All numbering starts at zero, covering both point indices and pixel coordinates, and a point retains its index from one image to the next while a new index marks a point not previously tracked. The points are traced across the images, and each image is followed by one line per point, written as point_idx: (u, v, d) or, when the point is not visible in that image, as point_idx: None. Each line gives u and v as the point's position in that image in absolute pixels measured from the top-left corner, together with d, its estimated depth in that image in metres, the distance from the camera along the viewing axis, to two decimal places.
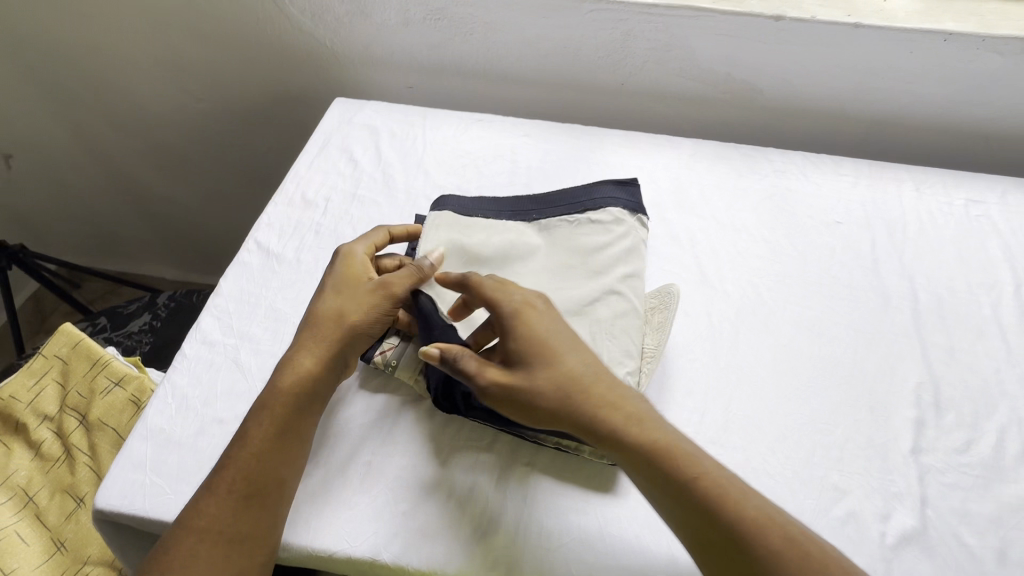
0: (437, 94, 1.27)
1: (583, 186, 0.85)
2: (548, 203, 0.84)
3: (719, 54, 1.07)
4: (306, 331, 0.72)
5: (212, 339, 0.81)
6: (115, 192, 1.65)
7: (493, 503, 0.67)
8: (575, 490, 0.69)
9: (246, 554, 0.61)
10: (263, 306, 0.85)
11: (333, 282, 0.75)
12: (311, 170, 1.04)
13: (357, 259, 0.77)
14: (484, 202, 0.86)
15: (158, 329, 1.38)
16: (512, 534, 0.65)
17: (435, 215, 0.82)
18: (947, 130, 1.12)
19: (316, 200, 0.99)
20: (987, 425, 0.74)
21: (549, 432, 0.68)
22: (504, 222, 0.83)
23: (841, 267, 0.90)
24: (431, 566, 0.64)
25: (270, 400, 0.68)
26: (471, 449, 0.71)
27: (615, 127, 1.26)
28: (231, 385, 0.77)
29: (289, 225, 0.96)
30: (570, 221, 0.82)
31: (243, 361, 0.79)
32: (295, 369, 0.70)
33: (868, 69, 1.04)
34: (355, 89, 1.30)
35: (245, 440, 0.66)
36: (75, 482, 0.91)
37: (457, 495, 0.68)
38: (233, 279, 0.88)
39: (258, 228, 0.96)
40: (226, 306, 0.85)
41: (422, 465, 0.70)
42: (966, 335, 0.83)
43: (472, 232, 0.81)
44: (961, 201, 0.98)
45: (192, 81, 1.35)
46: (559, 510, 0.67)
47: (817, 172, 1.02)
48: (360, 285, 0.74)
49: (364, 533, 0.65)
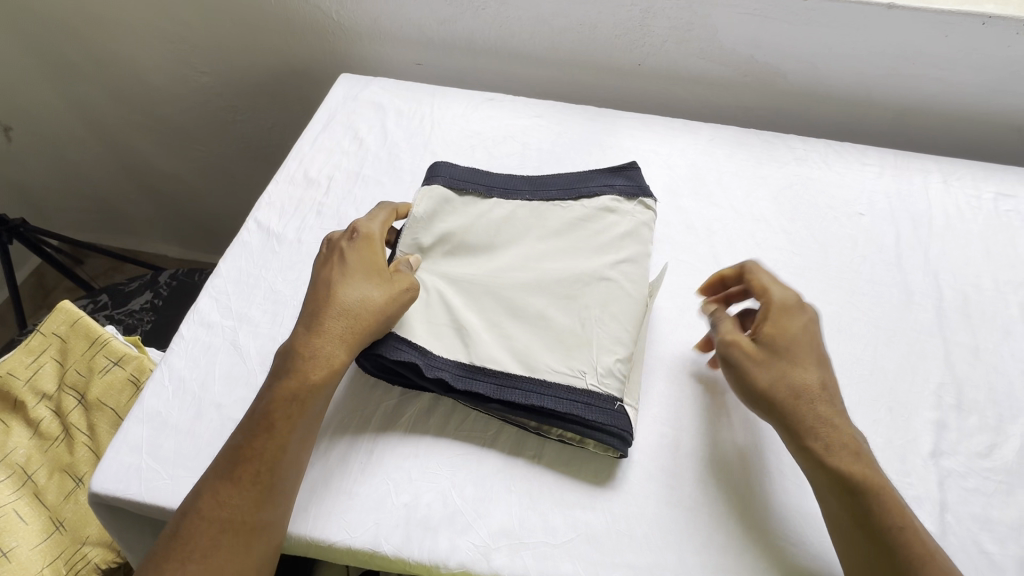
0: (443, 70, 1.21)
1: (580, 172, 0.85)
2: (542, 185, 0.84)
3: (742, 35, 1.02)
4: (333, 320, 0.67)
5: (210, 321, 0.79)
6: (117, 167, 1.62)
7: (498, 497, 0.66)
8: (582, 485, 0.67)
9: (269, 544, 0.60)
10: (263, 289, 0.83)
11: (352, 264, 0.70)
12: (314, 148, 1.01)
13: (378, 243, 0.73)
14: (480, 176, 0.84)
15: (159, 307, 1.36)
16: (516, 528, 0.64)
17: (429, 189, 0.80)
18: (978, 120, 1.07)
19: (318, 180, 0.97)
20: (1011, 429, 0.71)
21: (554, 421, 0.67)
22: (496, 201, 0.82)
23: (863, 261, 0.86)
24: (432, 559, 0.62)
25: (302, 393, 0.64)
26: (475, 440, 0.69)
27: (630, 109, 1.21)
28: (229, 369, 0.75)
29: (291, 206, 0.93)
30: (563, 207, 0.81)
31: (241, 343, 0.78)
32: (322, 360, 0.65)
33: (899, 53, 0.99)
34: (362, 65, 1.26)
35: (266, 427, 0.62)
36: (74, 462, 0.90)
37: (461, 487, 0.66)
38: (232, 260, 0.86)
39: (260, 208, 0.93)
40: (224, 287, 0.83)
41: (425, 455, 0.68)
42: (993, 335, 0.80)
43: (462, 213, 0.80)
44: (991, 194, 0.93)
45: (193, 53, 1.31)
46: (566, 505, 0.65)
47: (841, 160, 0.98)
48: (389, 275, 0.71)
49: (365, 523, 0.64)
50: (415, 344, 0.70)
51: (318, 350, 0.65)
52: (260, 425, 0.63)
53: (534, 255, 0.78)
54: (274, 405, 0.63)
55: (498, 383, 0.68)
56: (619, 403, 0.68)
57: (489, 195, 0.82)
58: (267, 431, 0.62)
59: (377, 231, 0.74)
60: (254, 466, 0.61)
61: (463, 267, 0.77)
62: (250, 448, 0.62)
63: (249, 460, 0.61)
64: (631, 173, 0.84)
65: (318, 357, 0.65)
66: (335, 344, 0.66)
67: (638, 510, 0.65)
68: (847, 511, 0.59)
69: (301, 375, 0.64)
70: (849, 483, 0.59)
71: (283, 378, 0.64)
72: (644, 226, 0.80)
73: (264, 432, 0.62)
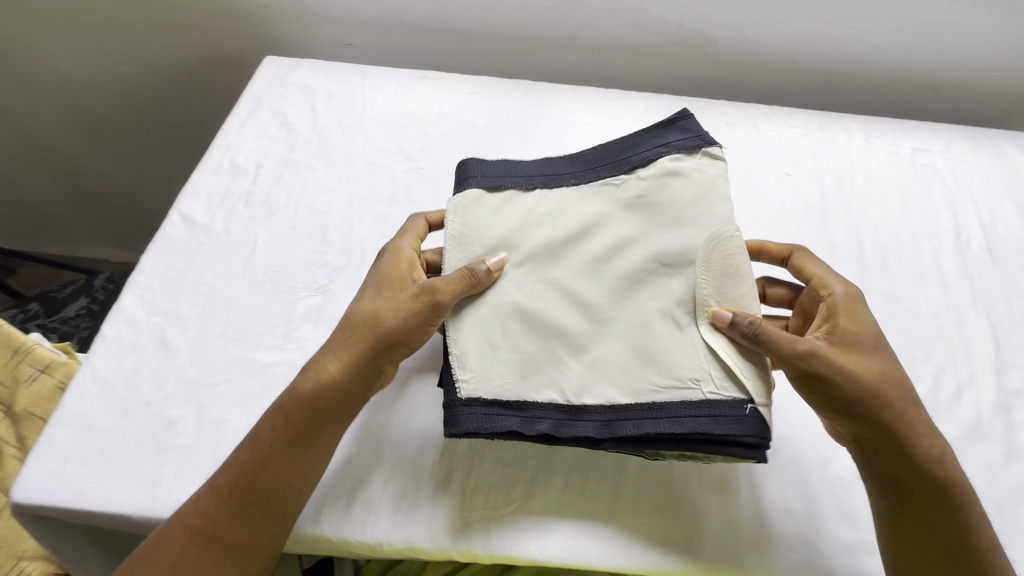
0: (377, 51, 1.19)
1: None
2: (461, 181, 0.73)
3: (669, 3, 1.03)
4: (338, 333, 0.66)
5: (135, 319, 0.77)
6: (35, 168, 1.52)
7: (437, 474, 0.67)
8: (523, 456, 0.68)
9: (241, 564, 0.60)
10: (189, 283, 0.81)
11: (373, 280, 0.68)
12: (239, 134, 0.98)
13: (406, 256, 0.70)
14: (389, 207, 0.78)
15: (95, 312, 1.30)
16: (456, 501, 0.66)
17: None
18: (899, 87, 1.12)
19: (245, 167, 0.93)
20: (925, 368, 0.76)
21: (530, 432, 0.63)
22: (417, 219, 0.75)
23: (790, 220, 0.89)
24: (376, 539, 0.64)
25: (285, 402, 0.62)
26: (412, 421, 0.71)
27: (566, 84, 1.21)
28: (157, 365, 0.73)
29: (218, 195, 0.90)
30: (502, 197, 0.70)
31: (169, 339, 0.76)
32: (316, 376, 0.63)
33: (819, 16, 1.02)
34: (290, 46, 1.22)
35: (250, 447, 0.62)
36: (4, 476, 0.87)
37: (406, 472, 0.68)
38: (154, 255, 0.83)
39: (184, 200, 0.90)
40: (149, 283, 0.81)
41: (368, 444, 0.69)
42: (908, 282, 0.84)
43: (404, 231, 0.73)
44: (908, 149, 1.00)
45: (107, 42, 1.24)
46: (505, 476, 0.67)
47: (770, 130, 1.00)
48: (403, 288, 0.66)
49: (311, 514, 0.65)
50: (480, 400, 0.62)
51: (322, 365, 0.63)
52: (247, 445, 0.62)
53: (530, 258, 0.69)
54: (262, 434, 0.62)
55: None
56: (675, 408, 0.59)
57: (408, 216, 0.76)
58: (247, 452, 0.62)
59: (406, 243, 0.72)
60: (231, 483, 0.60)
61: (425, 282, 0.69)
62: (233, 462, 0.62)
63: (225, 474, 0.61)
64: None
65: (321, 374, 0.63)
66: (336, 358, 0.64)
67: (591, 482, 0.67)
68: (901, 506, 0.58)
69: (297, 396, 0.63)
70: (905, 461, 0.58)
71: (279, 401, 0.63)
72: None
73: (251, 452, 0.62)
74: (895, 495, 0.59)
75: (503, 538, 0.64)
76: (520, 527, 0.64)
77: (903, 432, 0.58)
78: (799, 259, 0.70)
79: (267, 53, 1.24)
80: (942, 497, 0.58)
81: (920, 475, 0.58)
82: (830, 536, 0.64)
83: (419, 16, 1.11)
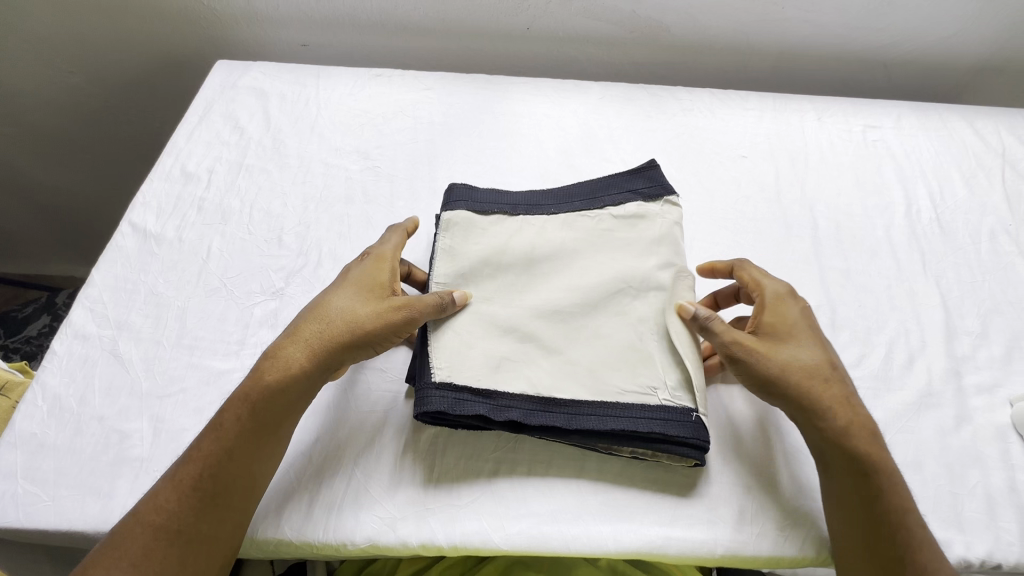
0: (515, 55, 1.34)
1: (601, 181, 0.88)
2: (565, 199, 0.86)
3: None
4: (305, 323, 0.73)
5: (278, 301, 0.89)
6: None
7: (534, 494, 0.73)
8: (618, 481, 0.74)
9: (191, 560, 0.64)
10: (329, 264, 0.93)
11: (349, 281, 0.76)
12: (383, 147, 1.09)
13: (386, 263, 0.78)
14: (496, 198, 0.85)
15: None
16: (553, 513, 0.72)
17: (452, 218, 0.82)
18: (1000, 124, 1.18)
19: (382, 168, 1.05)
20: None
21: (623, 444, 0.71)
22: (519, 217, 0.84)
23: None
24: (474, 542, 0.70)
25: (254, 388, 0.69)
26: (515, 445, 0.76)
27: (680, 84, 1.40)
28: None
29: (359, 200, 1.02)
30: (590, 218, 0.84)
31: None
32: (287, 364, 0.70)
33: None
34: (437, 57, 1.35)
35: (254, 421, 0.69)
36: None
37: (506, 489, 0.73)
38: (301, 248, 0.95)
39: (330, 201, 1.02)
40: (293, 273, 0.93)
41: (474, 462, 0.75)
42: None
43: (492, 233, 0.82)
44: None
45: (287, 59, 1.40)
46: (600, 495, 0.73)
47: (858, 170, 1.11)
48: (378, 295, 0.75)
49: (416, 516, 0.71)
50: (451, 385, 0.71)
51: (301, 353, 0.71)
52: (219, 429, 0.68)
53: (579, 274, 0.79)
54: (247, 401, 0.69)
55: (568, 415, 0.71)
56: (696, 413, 0.71)
57: (514, 213, 0.84)
58: (245, 437, 0.68)
59: (388, 254, 0.79)
60: (196, 465, 0.67)
61: (514, 287, 0.79)
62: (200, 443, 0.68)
63: (209, 457, 0.67)
64: (651, 173, 0.87)
65: (300, 361, 0.70)
66: (320, 348, 0.71)
67: (672, 489, 0.73)
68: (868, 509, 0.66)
69: (287, 375, 0.70)
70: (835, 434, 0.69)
71: (256, 375, 0.70)
72: (676, 226, 0.83)
73: (225, 430, 0.68)
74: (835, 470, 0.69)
75: (512, 525, 0.71)
76: (599, 517, 0.71)
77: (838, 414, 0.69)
78: (739, 266, 0.80)
79: (417, 65, 1.38)
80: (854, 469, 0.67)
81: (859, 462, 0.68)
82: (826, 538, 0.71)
83: (549, 24, 1.26)
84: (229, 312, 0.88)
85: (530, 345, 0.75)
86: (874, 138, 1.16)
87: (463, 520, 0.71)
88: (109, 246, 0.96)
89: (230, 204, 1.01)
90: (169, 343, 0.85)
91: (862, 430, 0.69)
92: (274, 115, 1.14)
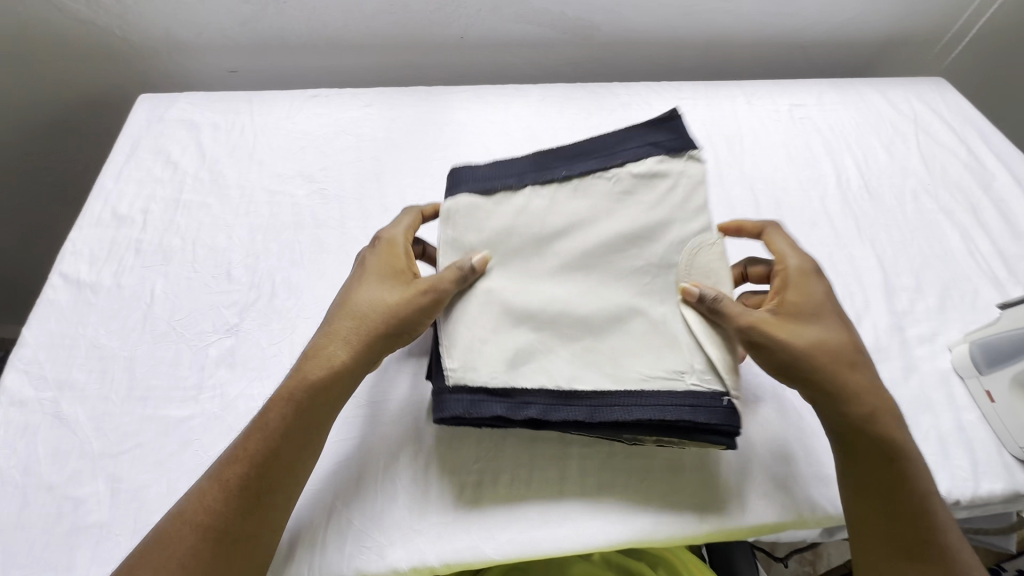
0: (451, 63, 1.34)
1: (622, 131, 0.80)
2: (576, 160, 0.80)
3: None
4: (339, 319, 0.72)
5: (233, 339, 0.85)
6: None
7: (522, 499, 0.73)
8: (602, 475, 0.75)
9: (242, 559, 0.61)
10: (282, 293, 0.90)
11: (367, 272, 0.76)
12: (326, 166, 1.06)
13: (400, 247, 0.78)
14: (497, 168, 0.80)
15: None
16: (542, 514, 0.72)
17: (458, 202, 0.78)
18: (910, 91, 1.26)
19: (328, 190, 1.02)
20: None
21: (650, 432, 0.69)
22: (526, 188, 0.78)
23: None
24: (467, 555, 0.69)
25: (298, 383, 0.68)
26: (497, 453, 0.75)
27: (618, 78, 1.43)
28: (249, 384, 0.80)
29: (309, 223, 0.99)
30: (606, 179, 0.77)
31: (261, 361, 0.83)
32: (327, 359, 0.69)
33: None
34: (374, 69, 1.33)
35: (300, 416, 0.67)
36: None
37: (494, 497, 0.73)
38: (252, 281, 0.92)
39: (277, 228, 0.98)
40: (246, 307, 0.89)
41: (457, 474, 0.74)
42: None
43: (498, 214, 0.77)
44: None
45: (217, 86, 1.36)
46: (586, 492, 0.74)
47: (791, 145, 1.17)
48: (401, 279, 0.75)
49: (407, 537, 0.70)
50: (468, 386, 0.69)
51: (332, 346, 0.70)
52: (263, 426, 0.66)
53: (597, 252, 0.75)
54: (288, 399, 0.67)
55: (591, 407, 0.68)
56: (727, 398, 0.67)
57: (522, 185, 0.78)
58: (289, 431, 0.66)
59: (400, 239, 0.79)
60: (236, 467, 0.64)
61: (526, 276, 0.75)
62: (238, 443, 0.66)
63: (251, 456, 0.65)
64: (673, 123, 0.79)
65: (333, 355, 0.70)
66: (351, 338, 0.70)
67: (653, 473, 0.75)
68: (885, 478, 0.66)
69: (323, 371, 0.69)
70: (852, 406, 0.68)
71: (294, 374, 0.69)
72: (701, 185, 0.76)
73: (269, 428, 0.66)
74: (849, 441, 0.68)
75: (500, 533, 0.71)
76: (588, 512, 0.72)
77: (855, 384, 0.68)
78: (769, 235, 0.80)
79: (355, 80, 1.36)
80: (867, 437, 0.67)
81: (872, 433, 0.67)
82: (803, 500, 0.75)
83: (480, 28, 1.26)
84: (181, 356, 0.84)
85: (545, 332, 0.72)
86: (802, 115, 1.22)
87: (454, 536, 0.70)
88: (40, 303, 0.90)
89: (170, 243, 0.96)
90: (119, 398, 0.80)
91: (884, 411, 0.68)
92: (207, 145, 1.09)
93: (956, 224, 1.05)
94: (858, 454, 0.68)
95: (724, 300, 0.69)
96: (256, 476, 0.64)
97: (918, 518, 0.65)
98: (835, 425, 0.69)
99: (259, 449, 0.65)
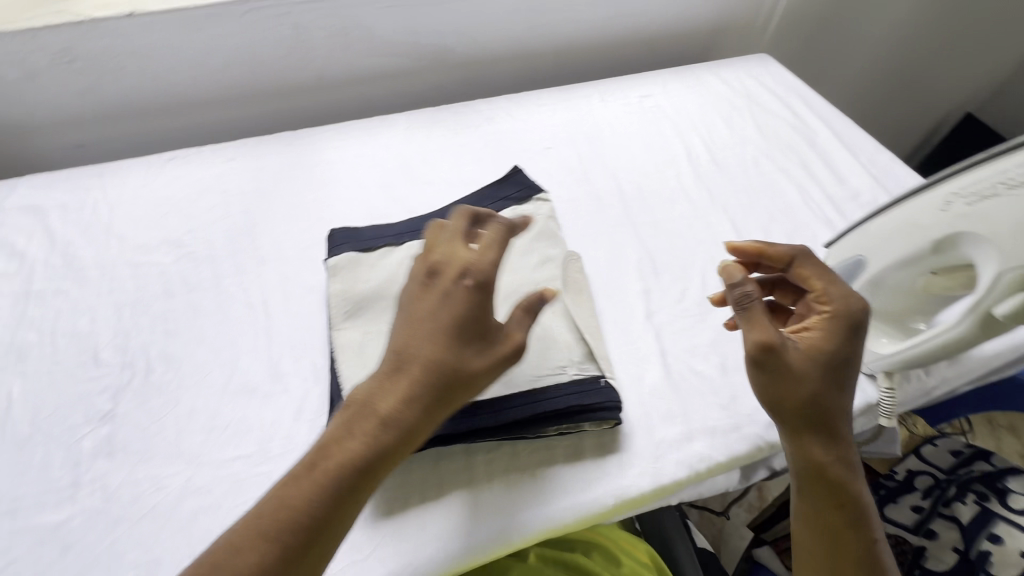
0: (315, 106, 1.35)
1: (479, 193, 1.03)
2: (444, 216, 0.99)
3: None
4: (386, 397, 0.58)
5: (108, 427, 0.81)
6: None
7: (433, 517, 0.74)
8: (508, 476, 0.77)
9: None
10: (160, 366, 0.86)
11: (446, 303, 0.61)
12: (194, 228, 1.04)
13: (477, 291, 0.61)
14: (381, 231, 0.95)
15: None
16: (453, 528, 0.73)
17: (339, 260, 0.90)
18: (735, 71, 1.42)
19: (197, 252, 1.00)
20: None
21: (550, 423, 0.76)
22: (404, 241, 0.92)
23: None
24: None
25: (336, 488, 0.55)
26: (401, 480, 0.76)
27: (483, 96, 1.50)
28: (134, 468, 0.77)
29: (181, 290, 0.96)
30: None
31: (144, 442, 0.79)
32: (359, 454, 0.56)
33: None
34: (237, 124, 1.32)
35: (368, 475, 0.56)
36: None
37: (403, 523, 0.73)
38: (123, 361, 0.87)
39: (147, 301, 0.95)
40: (118, 389, 0.84)
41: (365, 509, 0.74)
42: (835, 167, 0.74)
43: (380, 267, 0.88)
44: None
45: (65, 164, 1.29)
46: (495, 496, 0.76)
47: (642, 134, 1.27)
48: (463, 336, 0.61)
49: None
50: None
51: (396, 402, 0.58)
52: (325, 487, 0.55)
53: None
54: (348, 462, 0.56)
55: (493, 413, 0.75)
56: (603, 378, 0.80)
57: (399, 240, 0.92)
58: (345, 497, 0.55)
59: (483, 261, 0.63)
60: (257, 546, 0.52)
61: None
62: (292, 498, 0.54)
63: (286, 530, 0.53)
64: (517, 178, 1.05)
65: (394, 412, 0.57)
66: (425, 386, 0.58)
67: (554, 461, 0.79)
68: (825, 510, 0.67)
69: (380, 436, 0.57)
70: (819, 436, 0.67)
71: (345, 433, 0.57)
72: (550, 219, 0.97)
73: (329, 488, 0.55)
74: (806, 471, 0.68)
75: (415, 557, 0.71)
76: (498, 515, 0.74)
77: (831, 405, 0.67)
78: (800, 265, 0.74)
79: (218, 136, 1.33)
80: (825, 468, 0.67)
81: (827, 464, 0.67)
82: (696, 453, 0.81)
83: (334, 67, 1.28)
84: (52, 456, 0.78)
85: None
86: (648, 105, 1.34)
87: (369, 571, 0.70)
88: None
89: (25, 339, 0.90)
90: None
91: (837, 462, 0.68)
92: (56, 228, 1.03)
93: (788, 180, 1.20)
94: (817, 485, 0.67)
95: (754, 305, 0.67)
96: (314, 540, 0.54)
97: (863, 559, 0.65)
98: (801, 456, 0.68)
99: (323, 508, 0.54)
